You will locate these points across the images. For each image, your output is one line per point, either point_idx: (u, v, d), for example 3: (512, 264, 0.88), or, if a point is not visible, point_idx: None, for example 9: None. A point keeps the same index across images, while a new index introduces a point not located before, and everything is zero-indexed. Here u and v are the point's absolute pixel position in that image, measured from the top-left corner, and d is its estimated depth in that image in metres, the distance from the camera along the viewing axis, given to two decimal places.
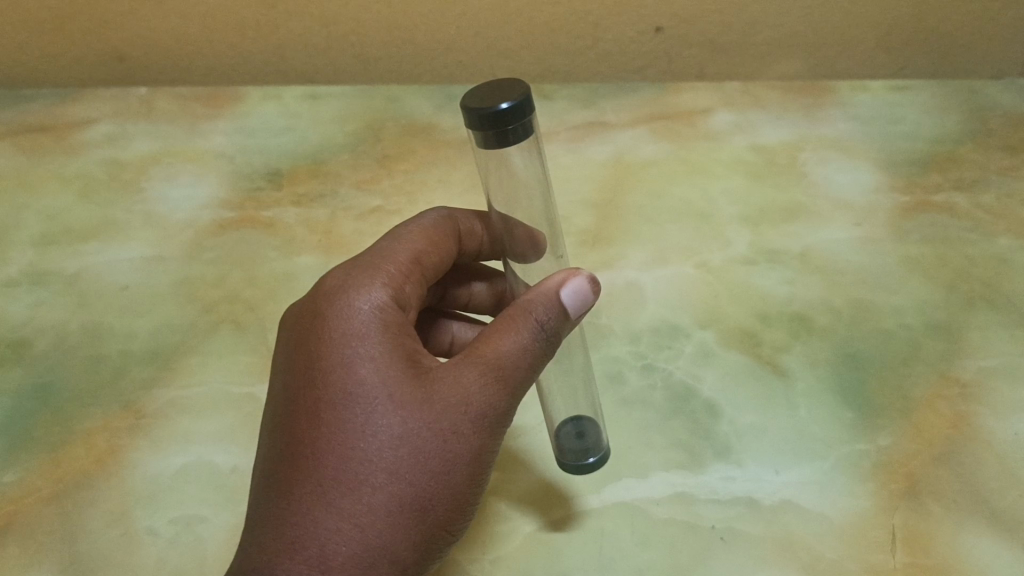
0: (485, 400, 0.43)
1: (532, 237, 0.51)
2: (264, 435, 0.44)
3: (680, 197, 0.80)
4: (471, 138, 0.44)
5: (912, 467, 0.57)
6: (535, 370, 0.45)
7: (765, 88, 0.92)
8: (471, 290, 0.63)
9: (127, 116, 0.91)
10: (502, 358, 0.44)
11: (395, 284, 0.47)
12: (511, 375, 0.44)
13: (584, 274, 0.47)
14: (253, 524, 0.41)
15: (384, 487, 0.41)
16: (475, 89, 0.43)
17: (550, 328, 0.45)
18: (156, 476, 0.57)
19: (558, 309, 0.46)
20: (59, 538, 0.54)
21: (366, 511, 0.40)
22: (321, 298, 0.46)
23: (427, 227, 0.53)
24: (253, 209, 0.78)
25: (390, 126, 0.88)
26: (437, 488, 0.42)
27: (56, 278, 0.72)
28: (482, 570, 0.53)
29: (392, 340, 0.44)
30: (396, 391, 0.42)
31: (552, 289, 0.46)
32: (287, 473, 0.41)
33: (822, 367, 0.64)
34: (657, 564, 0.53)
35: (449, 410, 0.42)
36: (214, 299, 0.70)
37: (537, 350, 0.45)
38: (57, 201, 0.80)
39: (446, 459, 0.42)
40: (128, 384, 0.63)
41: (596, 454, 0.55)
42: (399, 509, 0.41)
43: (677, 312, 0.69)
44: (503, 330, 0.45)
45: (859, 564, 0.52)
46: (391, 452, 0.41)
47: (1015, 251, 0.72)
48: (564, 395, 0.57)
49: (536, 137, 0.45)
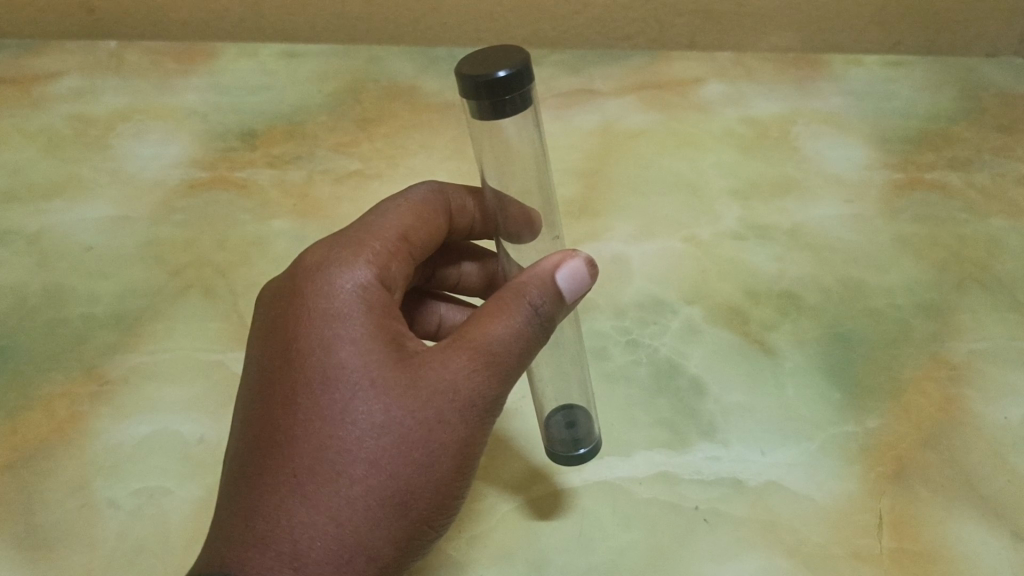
0: (474, 387, 0.40)
1: (526, 216, 0.48)
2: (238, 418, 0.42)
3: (670, 169, 0.77)
4: (467, 108, 0.41)
5: (900, 450, 0.55)
6: (528, 356, 0.43)
7: (758, 59, 0.90)
8: (460, 269, 0.61)
9: (95, 69, 0.87)
10: (492, 342, 0.41)
11: (381, 261, 0.45)
12: (502, 361, 0.41)
13: (581, 257, 0.45)
14: (223, 513, 0.39)
15: (363, 479, 0.38)
16: (472, 55, 0.40)
17: (544, 312, 0.43)
18: (117, 446, 0.55)
19: (552, 293, 0.43)
20: (14, 509, 0.51)
21: (342, 504, 0.38)
22: (302, 275, 0.44)
23: (416, 202, 0.50)
24: (226, 169, 0.75)
25: (371, 87, 0.84)
26: (419, 481, 0.39)
27: (17, 236, 0.69)
28: (456, 550, 0.51)
29: (375, 321, 0.41)
30: (378, 376, 0.40)
31: (546, 272, 0.44)
32: (259, 462, 0.39)
33: (810, 346, 0.62)
34: (637, 545, 0.51)
35: (435, 398, 0.40)
36: (183, 262, 0.67)
37: (531, 335, 0.43)
38: (20, 156, 0.77)
39: (430, 450, 0.39)
40: (91, 349, 0.60)
41: (586, 445, 0.53)
42: (379, 503, 0.39)
43: (663, 286, 0.67)
44: (495, 312, 0.42)
45: (844, 549, 0.50)
46: (371, 442, 0.39)
47: (1008, 232, 0.70)
48: (555, 380, 0.54)
49: (534, 106, 0.42)
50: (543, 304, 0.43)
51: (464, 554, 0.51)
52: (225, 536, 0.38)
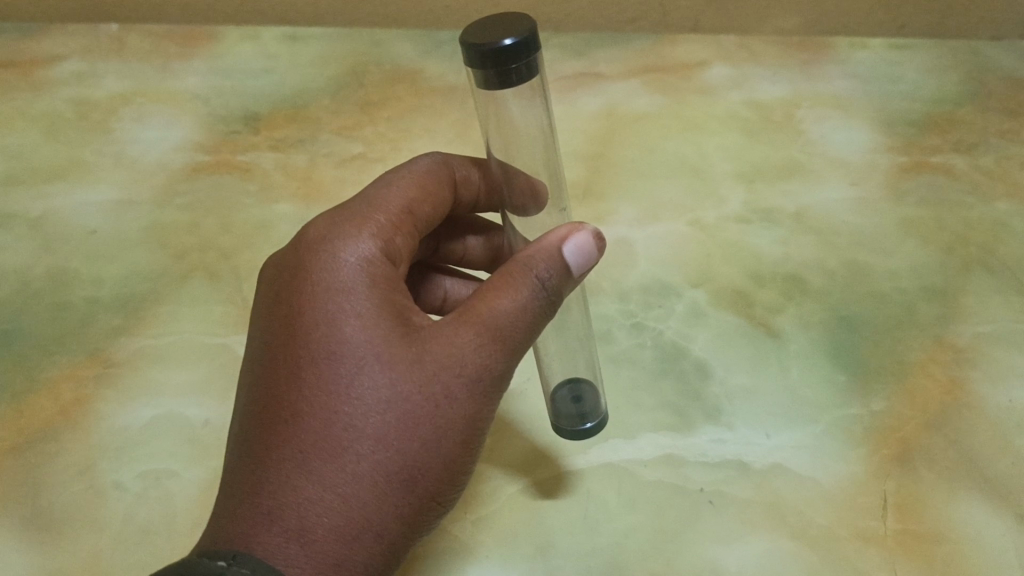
0: (481, 361, 0.40)
1: (533, 188, 0.48)
2: (243, 394, 0.42)
3: (675, 153, 0.77)
4: (472, 77, 0.41)
5: (905, 433, 0.55)
6: (535, 331, 0.43)
7: (762, 43, 0.89)
8: (465, 244, 0.61)
9: (96, 53, 0.87)
10: (499, 317, 0.41)
11: (385, 235, 0.45)
12: (509, 335, 0.41)
13: (588, 230, 0.45)
14: (227, 490, 0.39)
15: (369, 455, 0.38)
16: (477, 23, 0.40)
17: (552, 286, 0.43)
18: (122, 428, 0.55)
19: (560, 266, 0.43)
20: (20, 491, 0.51)
21: (348, 480, 0.38)
22: (305, 249, 0.44)
23: (420, 173, 0.50)
24: (229, 153, 0.75)
25: (374, 70, 0.84)
26: (427, 457, 0.39)
27: (20, 220, 0.69)
28: (462, 532, 0.51)
29: (380, 296, 0.41)
30: (383, 352, 0.40)
31: (555, 245, 0.44)
32: (263, 438, 0.39)
33: (815, 329, 0.62)
34: (642, 527, 0.51)
35: (441, 373, 0.40)
36: (186, 246, 0.67)
37: (537, 309, 0.43)
38: (23, 140, 0.77)
39: (437, 425, 0.39)
40: (95, 332, 0.60)
41: (593, 419, 0.53)
42: (385, 478, 0.38)
43: (668, 270, 0.67)
44: (501, 287, 0.42)
45: (848, 530, 0.51)
46: (377, 418, 0.39)
47: (1013, 215, 0.70)
48: (561, 355, 0.54)
49: (542, 80, 0.42)
50: (550, 278, 0.43)
51: (469, 536, 0.51)
52: (230, 513, 0.38)
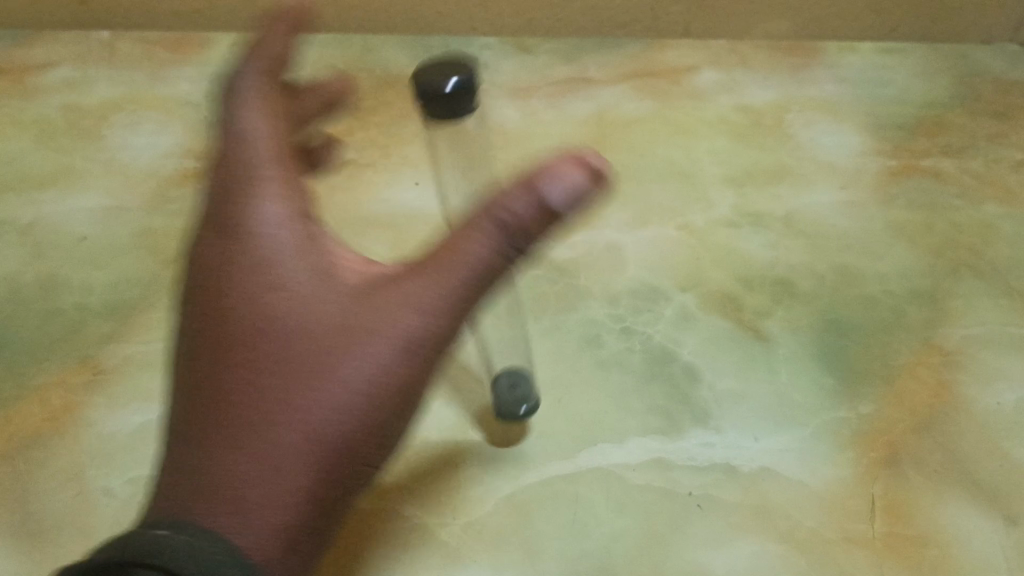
0: (403, 330, 0.44)
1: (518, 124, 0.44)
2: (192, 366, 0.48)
3: (664, 157, 0.77)
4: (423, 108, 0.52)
5: (893, 436, 0.57)
6: (494, 272, 0.44)
7: (752, 47, 0.88)
8: None
9: (88, 59, 0.84)
10: (463, 263, 0.44)
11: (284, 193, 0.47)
12: (441, 303, 0.44)
13: (584, 160, 0.43)
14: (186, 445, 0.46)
15: (296, 429, 0.44)
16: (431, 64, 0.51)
17: (516, 218, 0.43)
18: (111, 434, 0.55)
19: (535, 200, 0.43)
20: (11, 497, 0.52)
21: (280, 453, 0.44)
22: (223, 233, 0.48)
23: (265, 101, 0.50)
24: (220, 159, 0.75)
25: (364, 77, 0.84)
26: (348, 424, 0.45)
27: (10, 227, 0.68)
28: (450, 535, 0.52)
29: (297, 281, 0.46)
30: (305, 338, 0.45)
31: (534, 178, 0.43)
32: (216, 419, 0.45)
33: (803, 333, 0.62)
34: (629, 531, 0.52)
35: (353, 352, 0.45)
36: (177, 252, 0.66)
37: (499, 243, 0.43)
38: (11, 147, 0.75)
39: (356, 394, 0.45)
40: (85, 338, 0.60)
41: (528, 403, 0.56)
42: (311, 447, 0.45)
43: (657, 274, 0.66)
44: (465, 234, 0.44)
45: (836, 533, 0.52)
46: (304, 400, 0.44)
47: (1001, 218, 0.71)
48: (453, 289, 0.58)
49: None
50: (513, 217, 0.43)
51: (457, 541, 0.51)
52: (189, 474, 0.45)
